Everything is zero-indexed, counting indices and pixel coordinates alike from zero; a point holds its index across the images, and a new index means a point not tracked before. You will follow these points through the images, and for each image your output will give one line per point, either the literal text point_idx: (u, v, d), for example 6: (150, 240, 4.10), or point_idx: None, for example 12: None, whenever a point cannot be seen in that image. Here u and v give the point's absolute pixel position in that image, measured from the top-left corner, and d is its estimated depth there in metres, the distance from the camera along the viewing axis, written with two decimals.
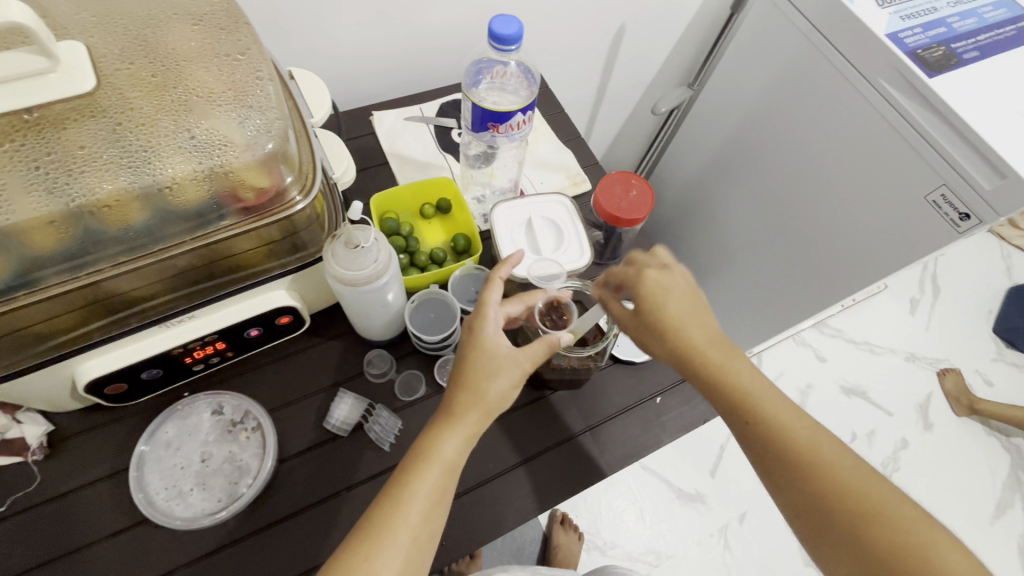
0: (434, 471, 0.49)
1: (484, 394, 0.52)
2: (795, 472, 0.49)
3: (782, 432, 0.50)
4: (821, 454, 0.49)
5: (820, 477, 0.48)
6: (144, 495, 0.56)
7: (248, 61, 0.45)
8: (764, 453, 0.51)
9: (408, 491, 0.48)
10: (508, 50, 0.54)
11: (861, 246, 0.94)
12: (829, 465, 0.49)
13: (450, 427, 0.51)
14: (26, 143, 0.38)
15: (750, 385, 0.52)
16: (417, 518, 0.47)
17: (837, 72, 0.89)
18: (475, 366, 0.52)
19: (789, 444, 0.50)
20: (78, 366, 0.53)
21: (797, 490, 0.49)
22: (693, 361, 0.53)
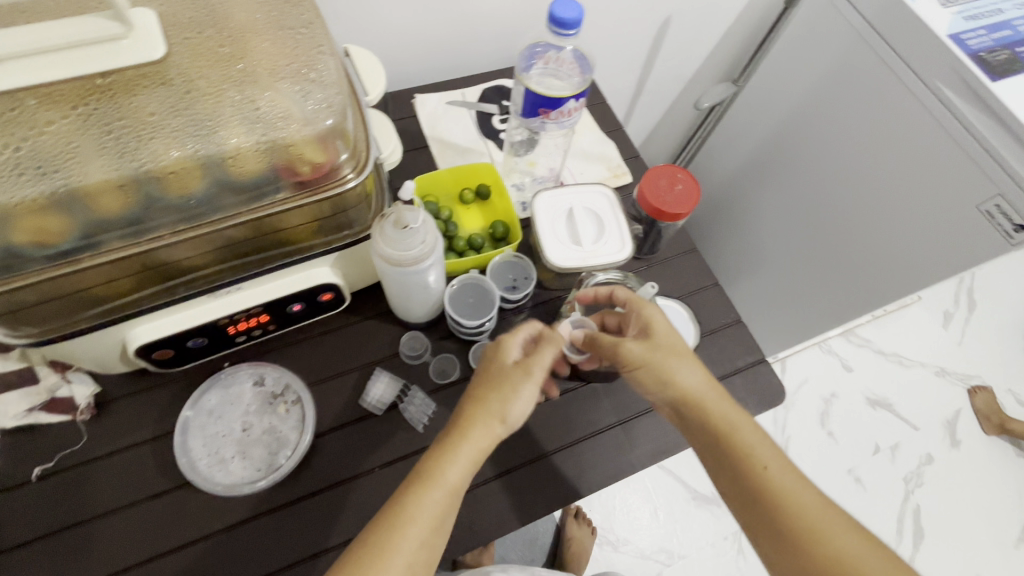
0: (436, 496, 0.47)
1: (493, 417, 0.51)
2: (789, 536, 0.47)
3: (776, 491, 0.48)
4: (816, 519, 0.47)
5: (815, 544, 0.46)
6: (188, 459, 0.58)
7: (311, 35, 0.45)
8: (756, 512, 0.49)
9: (407, 514, 0.46)
10: (567, 34, 0.53)
11: (904, 254, 0.91)
12: (824, 532, 0.46)
13: (456, 448, 0.49)
14: (98, 107, 0.39)
15: (752, 441, 0.51)
16: (415, 540, 0.46)
17: (892, 73, 0.86)
18: (490, 391, 0.52)
19: (782, 506, 0.48)
20: (129, 331, 0.54)
21: (789, 555, 0.47)
22: (697, 408, 0.53)
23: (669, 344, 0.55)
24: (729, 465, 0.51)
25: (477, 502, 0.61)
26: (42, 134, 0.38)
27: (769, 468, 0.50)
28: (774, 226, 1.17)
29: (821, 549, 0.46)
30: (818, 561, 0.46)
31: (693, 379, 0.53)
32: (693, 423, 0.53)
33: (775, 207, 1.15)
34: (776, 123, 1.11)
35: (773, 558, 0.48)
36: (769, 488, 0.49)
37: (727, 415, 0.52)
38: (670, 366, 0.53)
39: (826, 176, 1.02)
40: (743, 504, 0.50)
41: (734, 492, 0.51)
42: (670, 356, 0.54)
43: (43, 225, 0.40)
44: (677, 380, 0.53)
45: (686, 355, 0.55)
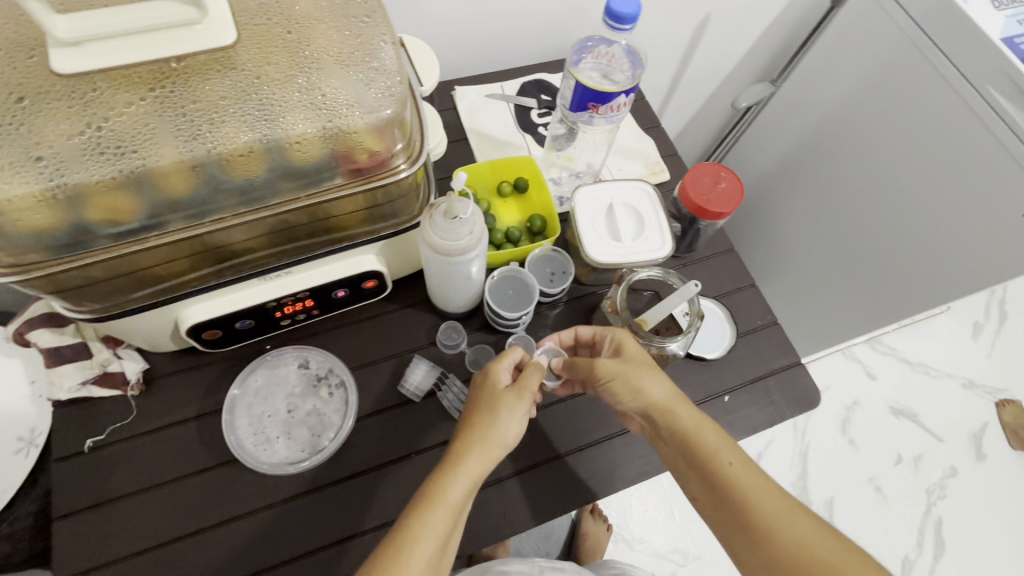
0: (442, 514, 0.47)
1: (490, 436, 0.52)
2: (751, 528, 0.48)
3: (738, 485, 0.50)
4: (776, 511, 0.48)
5: (775, 534, 0.47)
6: (235, 437, 0.60)
7: (374, 23, 0.46)
8: (720, 506, 0.51)
9: (414, 533, 0.45)
10: (623, 29, 0.53)
11: (947, 260, 0.89)
12: (784, 522, 0.48)
13: (457, 466, 0.50)
14: (174, 91, 0.40)
15: (714, 440, 0.53)
16: (424, 559, 0.45)
17: (940, 76, 0.85)
18: (486, 409, 0.53)
19: (742, 498, 0.49)
20: (182, 310, 0.55)
21: (754, 548, 0.48)
22: (664, 412, 0.55)
23: (637, 357, 0.58)
24: (693, 464, 0.53)
25: (512, 493, 0.62)
26: (120, 114, 0.39)
27: (729, 464, 0.51)
28: (807, 230, 1.15)
29: (782, 538, 0.47)
30: (779, 551, 0.47)
31: (657, 387, 0.56)
32: (658, 427, 0.56)
33: (809, 211, 1.14)
34: (813, 125, 1.09)
35: (742, 550, 0.49)
36: (729, 482, 0.50)
37: (693, 418, 0.54)
38: (640, 378, 0.56)
39: (864, 180, 1.00)
40: (709, 500, 0.52)
41: (701, 489, 0.53)
42: (639, 368, 0.56)
43: (114, 204, 0.40)
44: (645, 389, 0.56)
45: (654, 368, 0.57)
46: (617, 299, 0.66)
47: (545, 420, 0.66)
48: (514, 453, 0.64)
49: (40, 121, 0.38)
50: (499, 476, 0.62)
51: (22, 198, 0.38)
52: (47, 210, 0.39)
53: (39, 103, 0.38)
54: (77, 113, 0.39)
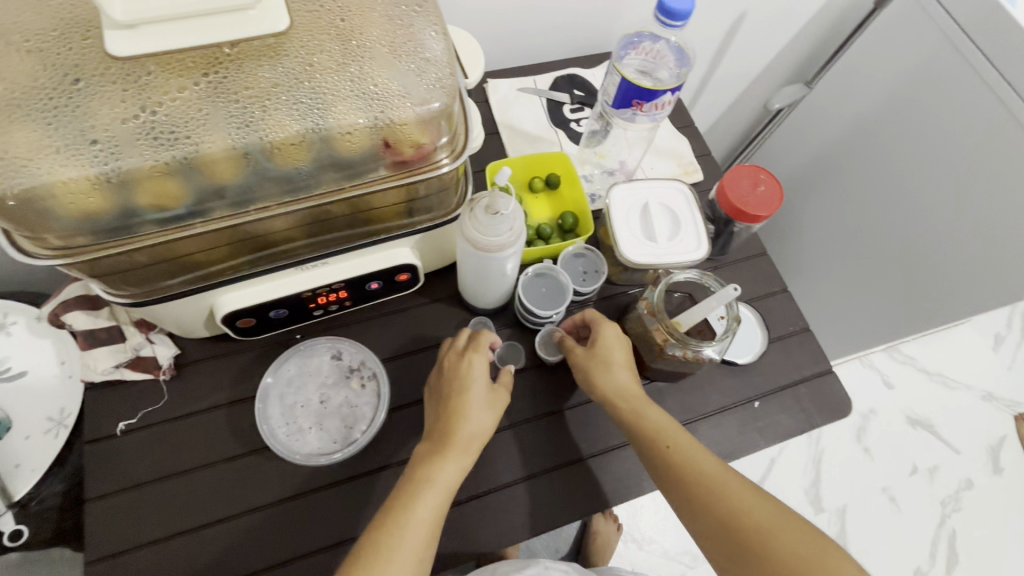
0: (433, 496, 0.51)
1: (473, 422, 0.55)
2: (696, 492, 0.52)
3: (682, 453, 0.54)
4: (716, 476, 0.52)
5: (716, 495, 0.51)
6: (268, 427, 0.59)
7: (425, 13, 0.45)
8: (668, 475, 0.54)
9: (405, 513, 0.49)
10: (675, 25, 0.52)
11: (984, 270, 0.87)
12: (724, 484, 0.52)
13: (444, 452, 0.53)
14: (227, 76, 0.40)
15: (659, 422, 0.56)
16: (417, 535, 0.49)
17: (984, 82, 0.82)
18: (466, 399, 0.55)
19: (688, 466, 0.53)
20: (219, 297, 0.55)
21: (698, 511, 0.52)
22: (615, 401, 0.58)
23: (604, 344, 0.61)
24: (642, 440, 0.56)
25: (540, 491, 0.62)
26: (174, 99, 0.39)
27: (674, 437, 0.55)
28: (835, 235, 1.14)
29: (721, 499, 0.51)
30: (720, 510, 0.50)
31: (613, 372, 0.59)
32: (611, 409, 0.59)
33: (838, 216, 1.12)
34: (845, 128, 1.07)
35: (690, 515, 0.52)
36: (676, 452, 0.54)
37: (638, 405, 0.57)
38: (600, 368, 0.60)
39: (898, 186, 0.98)
40: (658, 472, 0.55)
41: (649, 462, 0.56)
42: (597, 364, 0.60)
43: (163, 190, 0.40)
44: (602, 382, 0.59)
45: (614, 364, 0.60)
46: (653, 301, 0.63)
47: (575, 420, 0.65)
48: (542, 451, 0.63)
49: (95, 103, 0.38)
50: (527, 474, 0.62)
51: (76, 181, 0.38)
52: (99, 194, 0.39)
53: (94, 84, 0.38)
54: (132, 97, 0.38)
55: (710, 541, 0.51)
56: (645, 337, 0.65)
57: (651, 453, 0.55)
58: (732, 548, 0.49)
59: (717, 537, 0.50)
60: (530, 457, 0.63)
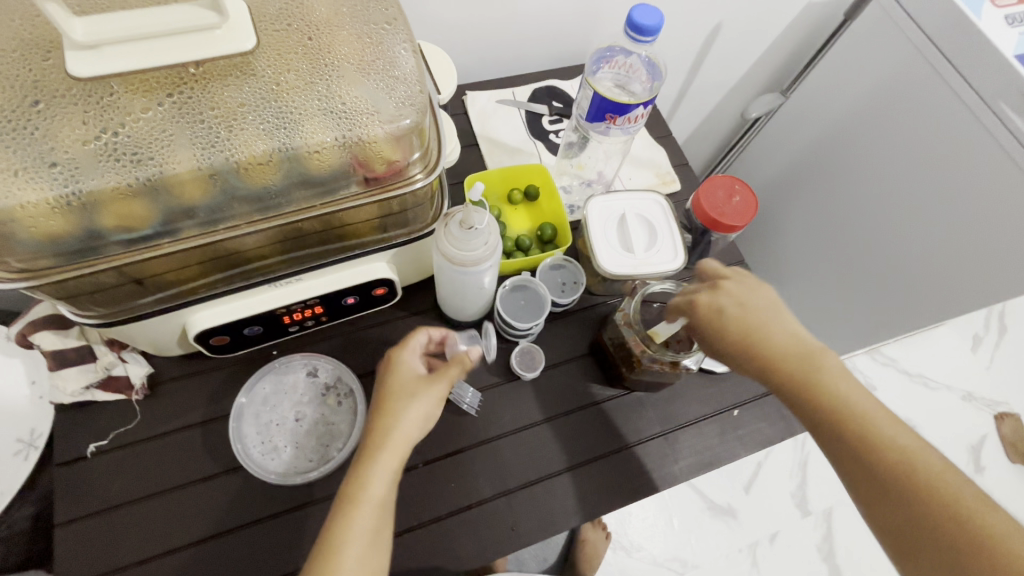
0: (368, 512, 0.46)
1: (404, 422, 0.50)
2: (927, 508, 0.40)
3: (917, 464, 0.41)
4: (962, 502, 0.40)
5: (955, 521, 0.39)
6: (242, 446, 0.58)
7: (395, 30, 0.45)
8: (879, 484, 0.42)
9: (339, 539, 0.44)
10: (644, 41, 0.52)
11: (956, 276, 0.89)
12: (983, 512, 0.39)
13: (373, 458, 0.48)
14: (192, 96, 0.39)
15: (849, 392, 0.46)
16: (356, 558, 0.44)
17: (952, 91, 0.84)
18: (392, 395, 0.52)
19: (916, 475, 0.41)
20: (191, 316, 0.54)
21: (914, 535, 0.40)
22: (782, 364, 0.49)
23: (743, 328, 0.51)
24: (842, 435, 0.44)
25: (519, 505, 0.61)
26: (136, 120, 0.38)
27: (909, 445, 0.43)
28: (815, 240, 1.15)
29: (964, 525, 0.39)
30: (964, 543, 0.38)
31: (777, 366, 0.49)
32: (800, 398, 0.47)
33: (816, 223, 1.14)
34: (820, 136, 1.09)
35: (899, 535, 0.41)
36: (899, 457, 0.42)
37: (818, 366, 0.48)
38: (753, 325, 0.51)
39: (873, 192, 1.00)
40: (859, 473, 0.43)
41: (845, 460, 0.44)
42: (756, 315, 0.51)
43: (129, 211, 0.40)
44: (771, 335, 0.50)
45: (775, 316, 0.51)
46: (630, 312, 0.64)
47: (554, 432, 0.65)
48: (521, 465, 0.63)
49: (56, 125, 0.37)
50: (506, 488, 0.62)
51: (36, 204, 0.37)
52: (61, 216, 0.38)
53: (54, 106, 0.37)
54: (93, 118, 0.38)
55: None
56: (622, 348, 0.65)
57: (858, 453, 0.43)
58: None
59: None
60: (510, 471, 0.63)
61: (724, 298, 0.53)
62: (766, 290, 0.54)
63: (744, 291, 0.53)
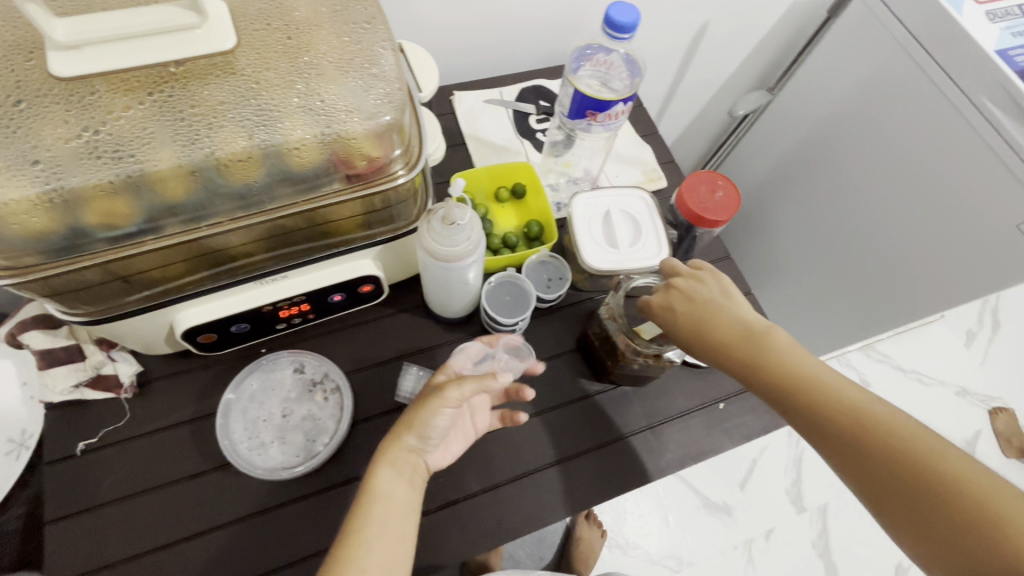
0: (373, 506, 0.49)
1: (410, 428, 0.52)
2: (884, 461, 0.42)
3: (871, 419, 0.43)
4: (916, 449, 0.41)
5: (910, 469, 0.41)
6: (229, 442, 0.59)
7: (374, 29, 0.46)
8: (839, 445, 0.44)
9: (349, 530, 0.48)
10: (622, 38, 0.53)
11: (940, 269, 0.90)
12: (935, 454, 0.41)
13: (378, 460, 0.52)
14: (172, 94, 0.40)
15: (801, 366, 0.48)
16: (364, 550, 0.47)
17: (935, 86, 0.85)
18: (412, 404, 0.54)
19: (871, 431, 0.43)
20: (178, 313, 0.55)
21: (877, 487, 0.42)
22: (735, 350, 0.51)
23: (694, 322, 0.54)
24: (804, 407, 0.46)
25: (506, 499, 0.62)
26: (118, 118, 0.39)
27: (860, 404, 0.44)
28: (804, 236, 1.16)
29: (919, 472, 0.41)
30: (918, 487, 0.40)
31: (730, 351, 0.51)
32: (756, 375, 0.49)
33: (805, 219, 1.14)
34: (809, 133, 1.10)
35: (864, 489, 0.43)
36: (852, 414, 0.44)
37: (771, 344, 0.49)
38: (703, 316, 0.54)
39: (861, 188, 1.00)
40: (820, 435, 0.45)
41: (808, 426, 0.46)
42: (705, 305, 0.54)
43: (113, 208, 0.41)
44: (722, 322, 0.53)
45: (724, 302, 0.54)
46: (614, 305, 0.64)
47: (541, 427, 0.66)
48: (508, 459, 0.64)
49: (38, 123, 0.38)
50: (493, 482, 0.62)
51: (20, 201, 0.38)
52: (45, 213, 0.39)
53: (36, 105, 0.38)
54: (75, 116, 0.38)
55: (901, 526, 0.41)
56: (606, 342, 0.65)
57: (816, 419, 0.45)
58: (943, 541, 0.39)
59: (913, 521, 0.41)
60: (497, 465, 0.63)
61: (675, 295, 0.56)
62: (714, 277, 0.56)
63: (693, 285, 0.56)
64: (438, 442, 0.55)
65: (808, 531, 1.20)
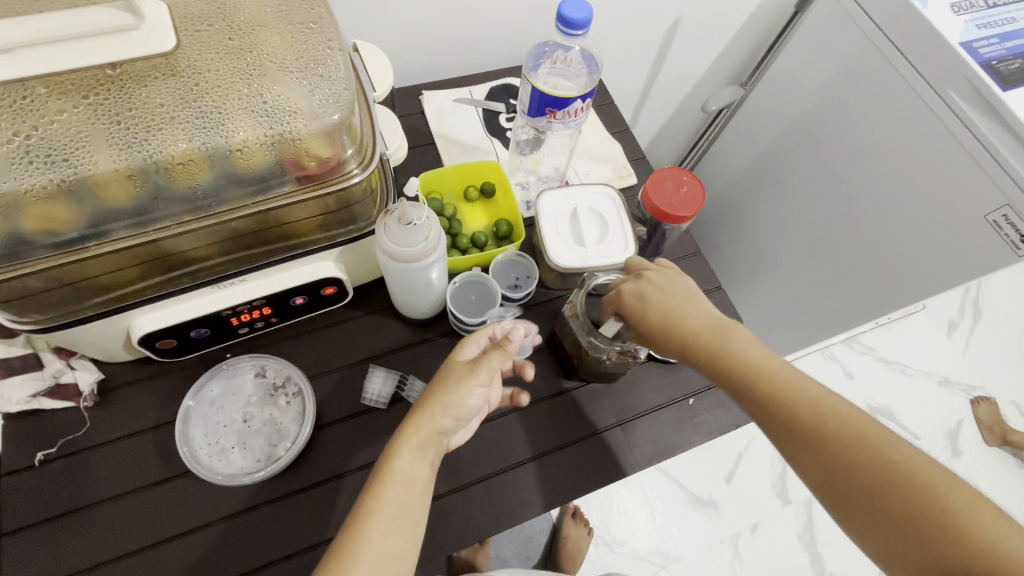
0: (396, 488, 0.48)
1: (438, 406, 0.51)
2: (840, 456, 0.42)
3: (829, 414, 0.43)
4: (870, 444, 0.42)
5: (866, 462, 0.41)
6: (189, 448, 0.58)
7: (320, 29, 0.46)
8: (795, 440, 0.44)
9: (369, 508, 0.46)
10: (576, 34, 0.53)
11: (910, 262, 0.90)
12: (887, 445, 0.41)
13: (401, 438, 0.50)
14: (109, 98, 0.40)
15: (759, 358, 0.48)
16: (383, 531, 0.46)
17: (901, 78, 0.85)
18: (436, 380, 0.53)
19: (828, 425, 0.43)
20: (133, 320, 0.54)
21: (832, 481, 0.42)
22: (698, 344, 0.51)
23: (662, 312, 0.53)
24: (759, 400, 0.46)
25: (474, 500, 0.61)
26: (52, 123, 0.38)
27: (819, 399, 0.45)
28: (781, 230, 1.16)
29: (874, 465, 0.41)
30: (873, 481, 0.41)
31: (695, 342, 0.51)
32: (720, 370, 0.49)
33: (782, 213, 1.15)
34: (784, 128, 1.10)
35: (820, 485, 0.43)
36: (807, 409, 0.44)
37: (730, 335, 0.50)
38: (675, 305, 0.53)
39: (834, 181, 1.01)
40: (774, 429, 0.46)
41: (767, 421, 0.46)
42: (676, 296, 0.54)
43: (50, 213, 0.40)
44: (689, 313, 0.52)
45: (693, 296, 0.54)
46: (578, 303, 0.64)
47: (510, 427, 0.65)
48: (477, 460, 0.63)
49: None
50: (461, 483, 0.62)
51: None
52: None
53: None
54: (7, 120, 0.38)
55: (855, 520, 0.42)
56: (572, 340, 0.65)
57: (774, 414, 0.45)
58: (890, 525, 0.40)
59: (866, 513, 0.41)
60: (465, 466, 0.63)
61: (647, 284, 0.55)
62: (682, 277, 0.57)
63: (664, 279, 0.56)
64: (462, 424, 0.55)
65: (794, 523, 1.17)
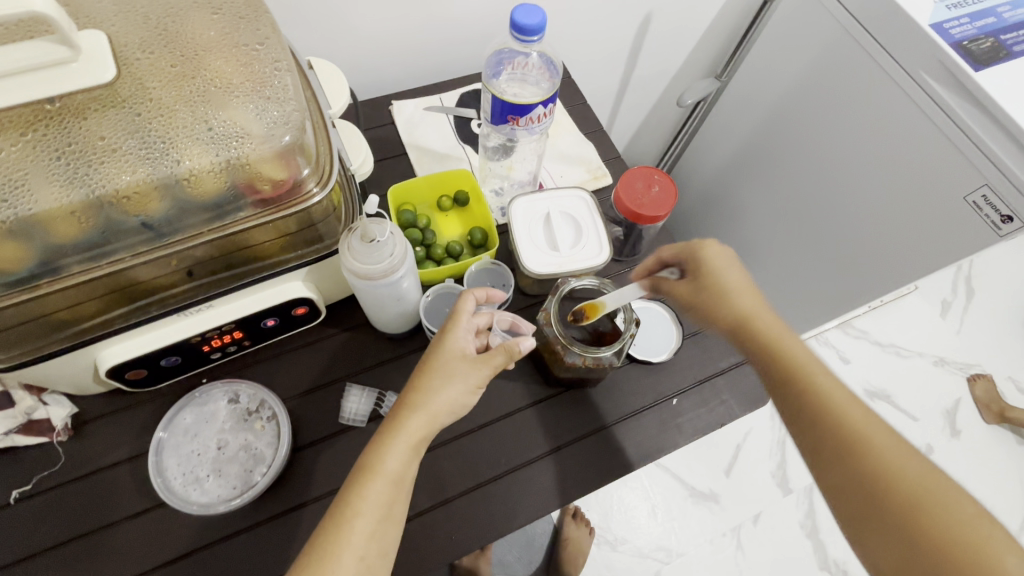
0: (382, 486, 0.47)
1: (434, 399, 0.51)
2: (868, 474, 0.44)
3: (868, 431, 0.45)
4: (900, 463, 0.43)
5: (883, 478, 0.43)
6: (163, 480, 0.57)
7: (267, 51, 0.45)
8: (819, 450, 0.47)
9: (352, 509, 0.45)
10: (530, 40, 0.53)
11: (892, 247, 0.89)
12: (913, 471, 0.43)
13: (393, 433, 0.49)
14: (48, 133, 0.39)
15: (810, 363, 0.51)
16: (366, 532, 0.45)
17: (874, 61, 0.84)
18: (431, 367, 0.53)
19: (861, 438, 0.45)
20: (100, 352, 0.53)
21: (849, 491, 0.44)
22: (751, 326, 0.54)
23: (732, 287, 0.56)
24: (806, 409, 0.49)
25: (457, 514, 0.61)
26: None
27: (864, 420, 0.46)
28: (765, 219, 1.15)
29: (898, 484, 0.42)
30: (886, 496, 0.42)
31: (752, 320, 0.54)
32: (774, 369, 0.52)
33: (766, 203, 1.14)
34: (763, 117, 1.09)
35: (840, 498, 0.45)
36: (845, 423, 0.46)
37: (780, 331, 0.53)
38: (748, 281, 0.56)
39: (816, 168, 1.00)
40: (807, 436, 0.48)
41: (801, 425, 0.49)
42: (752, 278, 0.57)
43: None
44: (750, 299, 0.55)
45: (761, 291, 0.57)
46: (551, 310, 0.64)
47: (492, 437, 0.65)
48: (460, 473, 0.62)
49: None
50: (443, 497, 0.61)
51: None
52: None
53: None
54: None
55: (868, 534, 0.43)
56: (548, 346, 0.64)
57: (813, 424, 0.48)
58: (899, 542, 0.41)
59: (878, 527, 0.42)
60: (447, 480, 0.62)
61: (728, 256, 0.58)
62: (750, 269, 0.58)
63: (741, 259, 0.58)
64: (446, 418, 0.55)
65: (795, 512, 1.17)
